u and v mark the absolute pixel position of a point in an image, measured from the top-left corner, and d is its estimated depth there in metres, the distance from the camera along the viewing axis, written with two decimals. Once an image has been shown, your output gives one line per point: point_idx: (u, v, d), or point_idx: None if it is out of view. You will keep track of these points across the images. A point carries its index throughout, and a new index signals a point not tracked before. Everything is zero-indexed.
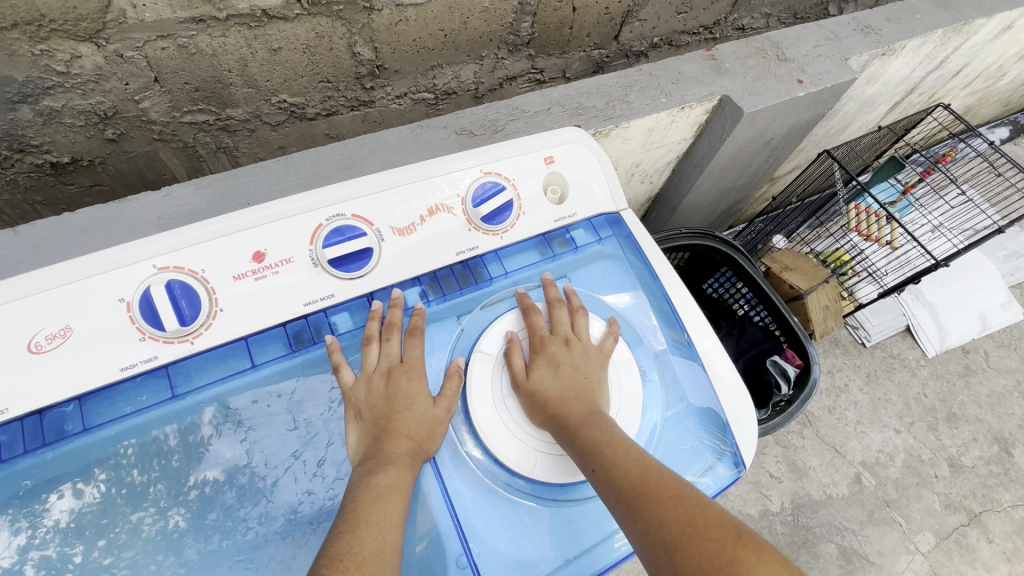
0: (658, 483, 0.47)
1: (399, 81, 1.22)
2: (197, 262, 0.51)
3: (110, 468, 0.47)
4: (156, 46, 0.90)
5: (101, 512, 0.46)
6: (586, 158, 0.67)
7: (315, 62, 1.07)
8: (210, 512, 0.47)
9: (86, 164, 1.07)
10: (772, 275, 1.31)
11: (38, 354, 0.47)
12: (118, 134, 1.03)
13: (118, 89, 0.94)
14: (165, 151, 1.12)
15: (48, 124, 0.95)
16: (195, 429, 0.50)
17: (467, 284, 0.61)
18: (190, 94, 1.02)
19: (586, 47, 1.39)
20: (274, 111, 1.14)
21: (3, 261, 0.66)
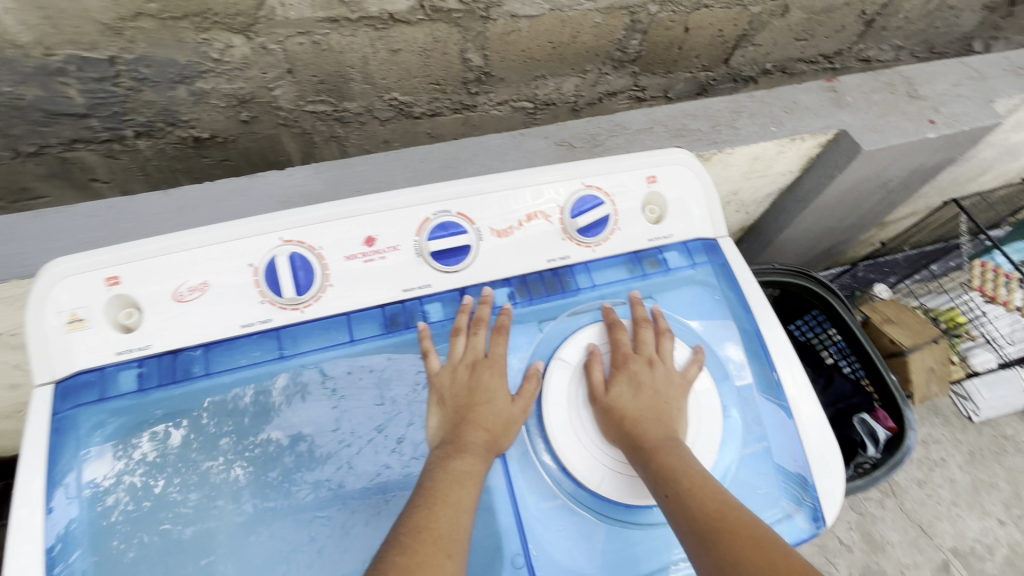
0: (737, 521, 0.46)
1: (503, 88, 1.26)
2: (317, 239, 0.56)
3: (193, 416, 0.53)
4: (295, 41, 0.99)
5: (181, 455, 0.52)
6: (689, 181, 0.66)
7: (429, 65, 1.13)
8: (269, 471, 0.52)
9: (221, 141, 1.20)
10: (870, 326, 1.20)
11: (180, 302, 0.54)
12: (251, 117, 1.15)
13: (257, 77, 1.05)
14: (286, 135, 1.23)
15: (198, 103, 1.08)
16: (268, 392, 0.54)
17: (555, 291, 0.62)
18: (315, 86, 1.11)
19: (694, 69, 1.37)
20: (385, 107, 1.22)
21: (154, 218, 0.75)
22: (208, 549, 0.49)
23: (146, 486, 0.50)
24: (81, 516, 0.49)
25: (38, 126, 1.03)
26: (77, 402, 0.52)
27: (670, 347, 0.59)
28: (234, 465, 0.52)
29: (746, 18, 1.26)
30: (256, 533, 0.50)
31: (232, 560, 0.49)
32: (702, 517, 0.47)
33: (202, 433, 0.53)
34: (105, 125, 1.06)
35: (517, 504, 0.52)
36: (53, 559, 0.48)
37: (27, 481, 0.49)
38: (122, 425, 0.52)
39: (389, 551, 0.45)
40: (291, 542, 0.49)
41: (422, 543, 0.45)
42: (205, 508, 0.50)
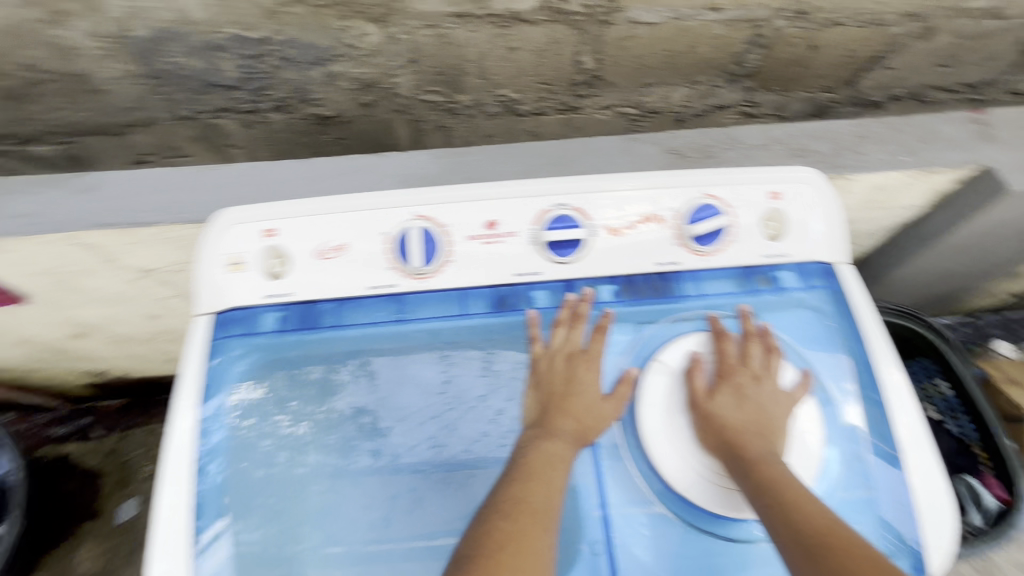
0: (846, 542, 0.45)
1: (611, 93, 1.27)
2: (445, 217, 0.61)
3: (273, 377, 0.59)
4: (422, 33, 1.07)
5: (258, 408, 0.58)
6: (814, 202, 0.64)
7: (542, 65, 1.17)
8: (332, 433, 0.57)
9: (340, 121, 1.25)
10: (989, 385, 1.09)
11: (322, 259, 0.60)
12: (370, 101, 1.21)
13: (384, 64, 1.13)
14: (398, 121, 1.27)
15: (328, 85, 1.16)
16: (337, 368, 0.60)
17: (659, 295, 0.63)
18: (433, 77, 1.18)
19: (815, 89, 1.31)
20: (493, 102, 1.26)
21: (293, 183, 0.84)
22: (277, 492, 0.55)
23: (237, 426, 0.57)
24: (216, 433, 0.57)
25: (197, 93, 1.13)
26: (229, 333, 0.60)
27: (776, 365, 0.58)
28: (303, 425, 0.58)
29: (880, 40, 1.19)
30: (323, 486, 0.55)
31: (295, 506, 0.55)
32: (808, 532, 0.46)
33: (282, 394, 0.59)
34: (249, 98, 1.16)
35: (604, 491, 0.54)
36: (197, 467, 0.55)
37: (183, 394, 0.57)
38: (263, 359, 0.60)
39: (493, 515, 0.48)
40: (359, 498, 0.55)
41: (521, 512, 0.48)
42: (271, 457, 0.56)
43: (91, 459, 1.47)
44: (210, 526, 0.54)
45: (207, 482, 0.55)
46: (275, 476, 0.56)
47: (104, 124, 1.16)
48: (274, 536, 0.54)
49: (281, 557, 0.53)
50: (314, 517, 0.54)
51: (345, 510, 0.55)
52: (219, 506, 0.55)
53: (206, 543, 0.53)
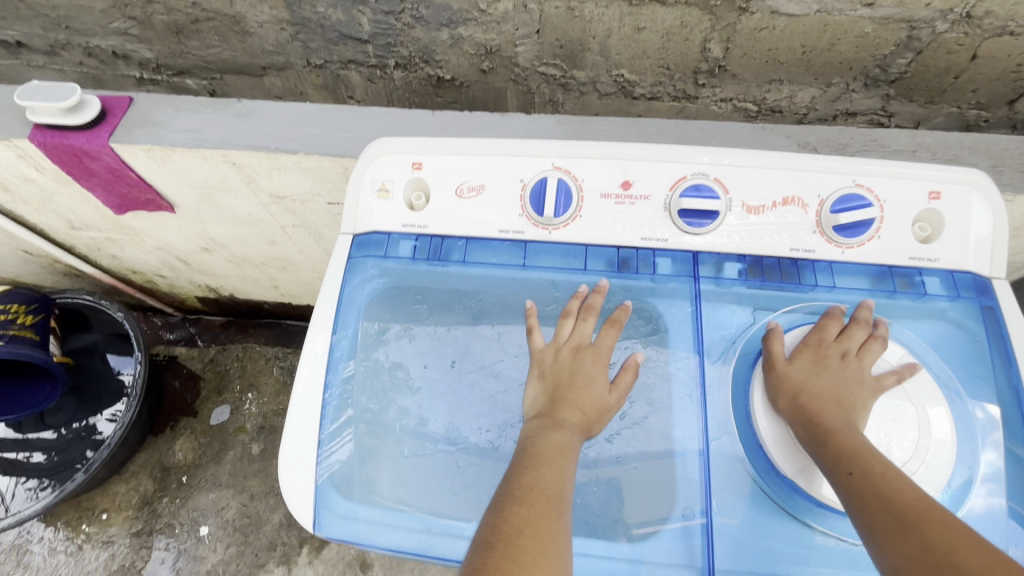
0: (943, 511, 0.42)
1: (732, 85, 1.22)
2: (581, 172, 0.62)
3: (354, 324, 0.63)
4: (552, 5, 1.08)
5: (337, 350, 0.61)
6: (977, 207, 0.60)
7: (666, 48, 1.14)
8: (438, 371, 0.60)
9: (456, 84, 1.30)
10: None
11: (459, 197, 0.63)
12: (489, 68, 1.25)
13: (510, 31, 1.15)
14: (512, 91, 1.31)
15: (453, 47, 1.20)
16: (398, 328, 0.63)
17: (788, 281, 0.61)
18: (554, 50, 1.18)
19: (966, 103, 1.19)
20: (608, 82, 1.25)
21: (424, 131, 0.88)
22: (348, 428, 0.58)
23: (347, 354, 0.61)
24: (340, 351, 0.61)
25: (331, 44, 1.19)
26: (367, 254, 0.65)
27: (872, 352, 0.53)
28: (412, 360, 0.60)
29: None
30: (415, 420, 0.58)
31: (361, 443, 0.58)
32: (898, 502, 0.43)
33: (378, 330, 0.63)
34: (376, 53, 1.21)
35: (709, 467, 0.54)
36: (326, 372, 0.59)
37: (321, 312, 0.62)
38: (391, 283, 0.65)
39: (506, 502, 0.45)
40: (407, 448, 0.57)
41: (534, 498, 0.44)
42: (376, 382, 0.60)
43: (195, 363, 1.65)
44: (332, 435, 0.57)
45: (330, 397, 0.59)
46: (375, 403, 0.59)
47: (248, 63, 1.25)
48: (374, 461, 0.57)
49: (372, 479, 0.57)
50: (376, 455, 0.57)
51: (449, 441, 0.57)
52: (338, 410, 0.58)
53: (326, 450, 0.57)
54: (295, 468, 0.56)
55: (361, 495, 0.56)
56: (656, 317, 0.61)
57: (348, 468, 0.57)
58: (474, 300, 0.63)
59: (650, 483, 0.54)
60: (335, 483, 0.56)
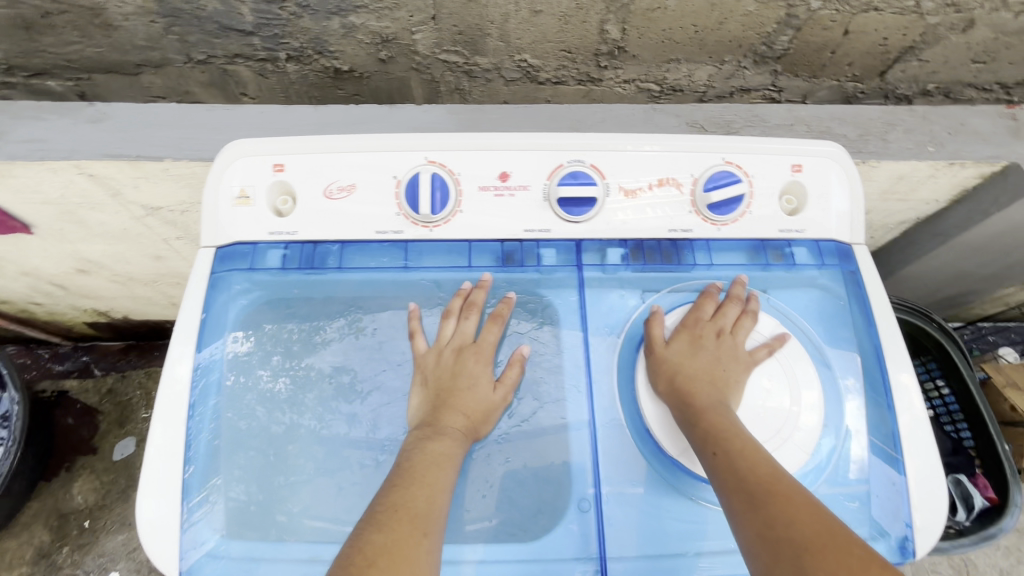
0: (790, 484, 0.45)
1: (633, 66, 1.23)
2: (457, 166, 0.59)
3: (225, 340, 0.58)
4: None
5: (207, 371, 0.56)
6: (835, 177, 0.63)
7: (565, 31, 1.13)
8: (322, 389, 0.56)
9: (358, 75, 1.23)
10: (989, 387, 1.08)
11: (329, 199, 0.59)
12: (388, 57, 1.19)
13: (404, 19, 1.09)
14: (415, 80, 1.26)
15: (346, 36, 1.12)
16: (274, 341, 0.58)
17: (668, 262, 0.62)
18: (453, 36, 1.14)
19: (844, 76, 1.27)
20: (512, 67, 1.23)
21: (304, 128, 0.82)
22: (224, 454, 0.54)
23: (217, 380, 0.56)
24: (210, 374, 0.56)
25: (211, 37, 1.09)
26: (232, 267, 0.60)
27: (742, 329, 0.57)
28: (291, 377, 0.57)
29: (918, 29, 1.14)
30: (295, 441, 0.55)
31: (239, 469, 0.54)
32: (753, 477, 0.46)
33: (252, 346, 0.58)
34: (264, 45, 1.12)
35: (597, 457, 0.54)
36: (193, 399, 0.55)
37: (180, 336, 0.56)
38: (263, 296, 0.60)
39: (365, 528, 0.44)
40: (289, 469, 0.54)
41: (398, 520, 0.45)
42: (252, 405, 0.56)
43: (91, 396, 1.49)
44: (205, 465, 0.54)
45: (200, 425, 0.55)
46: (251, 427, 0.55)
47: (119, 61, 1.12)
48: (252, 492, 0.54)
49: (251, 506, 0.53)
50: (255, 479, 0.54)
51: (332, 463, 0.54)
52: (210, 438, 0.55)
53: (199, 480, 0.53)
54: (162, 504, 0.52)
55: (238, 527, 0.53)
56: (543, 307, 0.60)
57: (222, 499, 0.53)
58: (354, 308, 0.60)
59: (542, 477, 0.53)
60: (208, 519, 0.52)
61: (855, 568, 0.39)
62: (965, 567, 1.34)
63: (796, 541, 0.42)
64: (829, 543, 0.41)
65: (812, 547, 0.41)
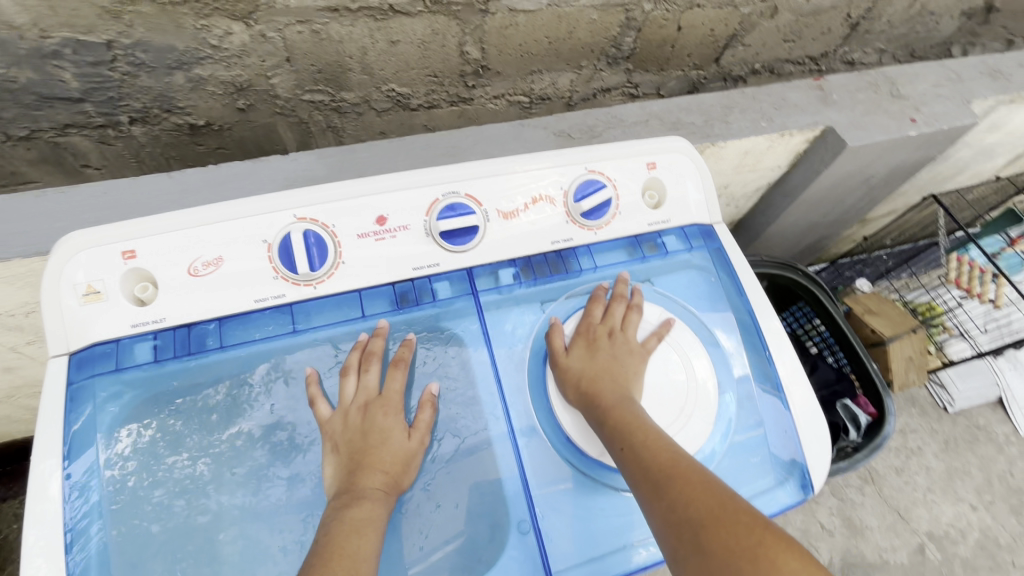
0: (687, 464, 0.49)
1: (499, 81, 1.28)
2: (330, 218, 0.58)
3: (100, 453, 0.52)
4: (294, 30, 0.99)
5: (84, 493, 0.50)
6: (687, 168, 0.69)
7: (427, 57, 1.14)
8: (235, 466, 0.53)
9: (216, 128, 1.15)
10: (853, 318, 1.23)
11: (195, 276, 0.55)
12: (248, 105, 1.12)
13: (256, 64, 1.03)
14: (283, 124, 1.20)
15: (195, 90, 1.04)
16: (161, 441, 0.53)
17: (558, 272, 0.65)
18: (313, 75, 1.10)
19: (687, 67, 1.40)
20: (382, 98, 1.22)
21: (157, 200, 0.76)
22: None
23: (99, 500, 0.50)
24: (90, 495, 0.50)
25: (31, 108, 0.97)
26: (94, 372, 0.53)
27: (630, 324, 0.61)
28: (188, 477, 0.52)
29: (737, 18, 1.30)
30: (206, 544, 0.50)
31: None
32: (654, 467, 0.49)
33: (136, 452, 0.52)
34: (99, 111, 1.02)
35: (525, 477, 0.55)
36: (74, 528, 0.49)
37: (41, 456, 0.49)
38: (139, 395, 0.54)
39: None
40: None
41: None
42: (148, 518, 0.51)
43: None
44: None
45: (87, 554, 0.48)
46: (150, 542, 0.50)
47: None
48: None
49: None
50: None
51: (251, 551, 0.51)
52: (102, 567, 0.49)
53: None
54: None
55: None
56: (447, 340, 0.60)
57: None
58: (247, 377, 0.56)
59: (476, 512, 0.53)
60: None
61: (742, 537, 0.43)
62: (871, 473, 1.54)
63: (694, 521, 0.45)
64: (719, 517, 0.45)
65: (707, 524, 0.45)
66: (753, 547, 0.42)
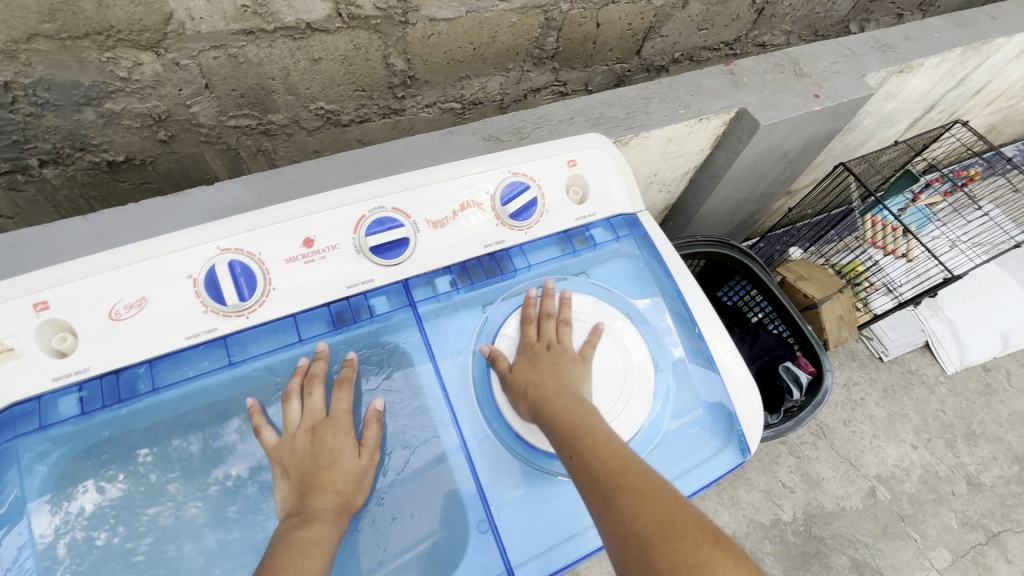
0: (636, 474, 0.50)
1: (430, 90, 1.28)
2: (255, 246, 0.57)
3: (31, 516, 0.49)
4: (209, 55, 0.96)
5: (20, 558, 0.48)
6: (606, 162, 0.72)
7: (352, 72, 1.13)
8: (230, 507, 0.52)
9: (138, 163, 1.11)
10: (786, 284, 1.32)
11: (118, 320, 0.53)
12: (170, 136, 1.08)
13: (173, 94, 1.00)
14: (210, 152, 1.16)
15: (109, 125, 1.00)
16: (96, 494, 0.51)
17: (494, 274, 0.66)
18: (236, 100, 1.07)
19: (611, 61, 1.45)
20: (311, 117, 1.19)
21: (74, 246, 0.72)
22: None
23: (35, 565, 0.48)
24: (25, 561, 0.48)
25: None
26: (15, 435, 0.51)
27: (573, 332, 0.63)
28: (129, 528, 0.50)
29: (652, 11, 1.35)
30: None
31: None
32: (607, 472, 0.51)
33: (68, 511, 0.50)
34: (5, 157, 0.97)
35: (478, 477, 0.56)
36: None
37: None
38: (68, 451, 0.52)
39: None
40: None
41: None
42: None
43: None
44: None
45: None
46: None
47: None
48: None
49: None
50: None
51: None
52: None
53: None
54: None
55: None
56: (389, 354, 0.60)
57: None
58: (209, 414, 0.55)
59: (433, 520, 0.54)
60: None
61: (687, 551, 0.45)
62: (822, 428, 1.63)
63: (643, 534, 0.47)
64: (667, 532, 0.46)
65: (654, 539, 0.46)
66: (700, 565, 0.44)
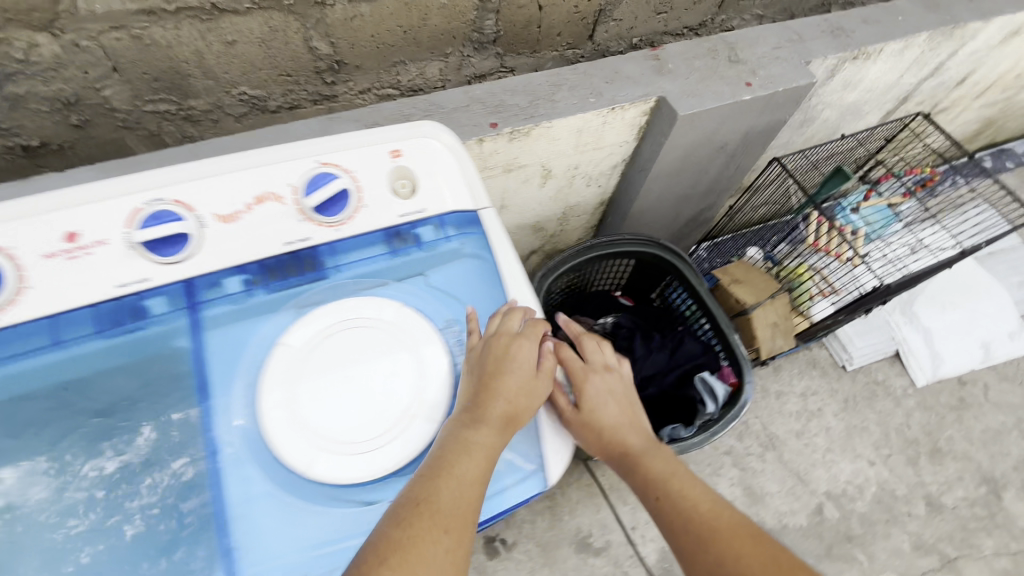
0: (725, 521, 0.63)
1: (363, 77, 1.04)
2: (5, 239, 0.52)
3: None
4: (112, 37, 0.78)
5: None
6: (438, 152, 0.65)
7: (274, 56, 0.92)
8: (59, 517, 0.49)
9: (56, 149, 0.91)
10: (719, 289, 1.23)
11: None
12: (85, 121, 0.89)
13: (78, 77, 0.81)
14: (133, 138, 0.96)
15: (14, 109, 0.82)
16: None
17: (294, 274, 0.60)
18: (150, 84, 0.87)
19: (559, 47, 1.19)
20: (235, 103, 0.97)
21: None
22: None
23: None
24: None
25: None
26: None
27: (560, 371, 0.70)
28: None
29: None
30: None
31: None
32: (701, 518, 0.64)
33: None
34: None
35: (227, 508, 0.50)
36: None
37: None
38: None
39: None
40: None
41: (418, 517, 0.49)
42: None
43: None
44: None
45: None
46: None
47: None
48: None
49: None
50: None
51: None
52: None
53: None
54: None
55: None
56: (157, 360, 0.55)
57: None
58: (16, 424, 0.51)
59: (173, 553, 0.49)
60: None
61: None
62: (771, 440, 1.54)
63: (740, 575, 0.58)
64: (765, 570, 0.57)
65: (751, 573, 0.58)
66: None
